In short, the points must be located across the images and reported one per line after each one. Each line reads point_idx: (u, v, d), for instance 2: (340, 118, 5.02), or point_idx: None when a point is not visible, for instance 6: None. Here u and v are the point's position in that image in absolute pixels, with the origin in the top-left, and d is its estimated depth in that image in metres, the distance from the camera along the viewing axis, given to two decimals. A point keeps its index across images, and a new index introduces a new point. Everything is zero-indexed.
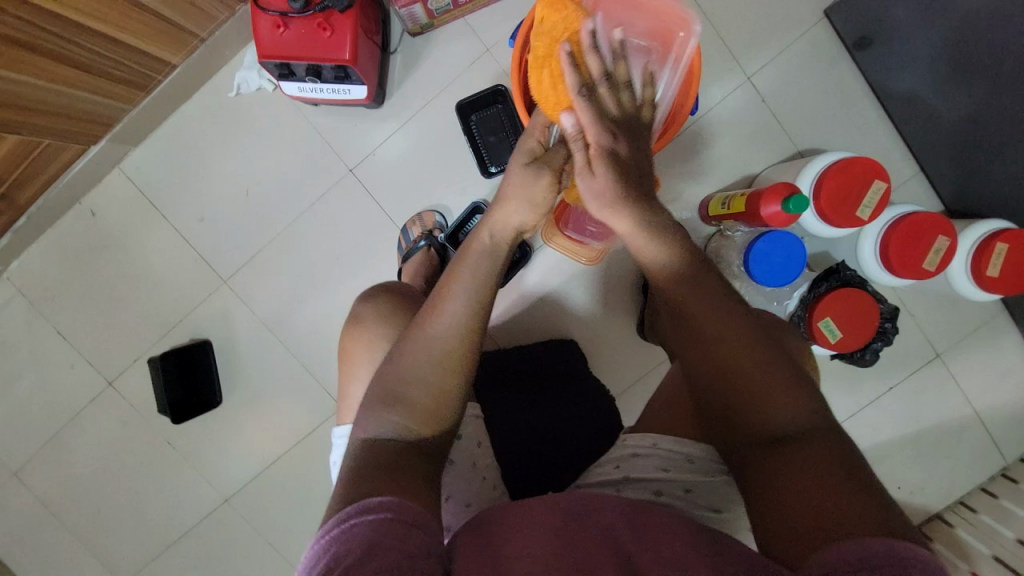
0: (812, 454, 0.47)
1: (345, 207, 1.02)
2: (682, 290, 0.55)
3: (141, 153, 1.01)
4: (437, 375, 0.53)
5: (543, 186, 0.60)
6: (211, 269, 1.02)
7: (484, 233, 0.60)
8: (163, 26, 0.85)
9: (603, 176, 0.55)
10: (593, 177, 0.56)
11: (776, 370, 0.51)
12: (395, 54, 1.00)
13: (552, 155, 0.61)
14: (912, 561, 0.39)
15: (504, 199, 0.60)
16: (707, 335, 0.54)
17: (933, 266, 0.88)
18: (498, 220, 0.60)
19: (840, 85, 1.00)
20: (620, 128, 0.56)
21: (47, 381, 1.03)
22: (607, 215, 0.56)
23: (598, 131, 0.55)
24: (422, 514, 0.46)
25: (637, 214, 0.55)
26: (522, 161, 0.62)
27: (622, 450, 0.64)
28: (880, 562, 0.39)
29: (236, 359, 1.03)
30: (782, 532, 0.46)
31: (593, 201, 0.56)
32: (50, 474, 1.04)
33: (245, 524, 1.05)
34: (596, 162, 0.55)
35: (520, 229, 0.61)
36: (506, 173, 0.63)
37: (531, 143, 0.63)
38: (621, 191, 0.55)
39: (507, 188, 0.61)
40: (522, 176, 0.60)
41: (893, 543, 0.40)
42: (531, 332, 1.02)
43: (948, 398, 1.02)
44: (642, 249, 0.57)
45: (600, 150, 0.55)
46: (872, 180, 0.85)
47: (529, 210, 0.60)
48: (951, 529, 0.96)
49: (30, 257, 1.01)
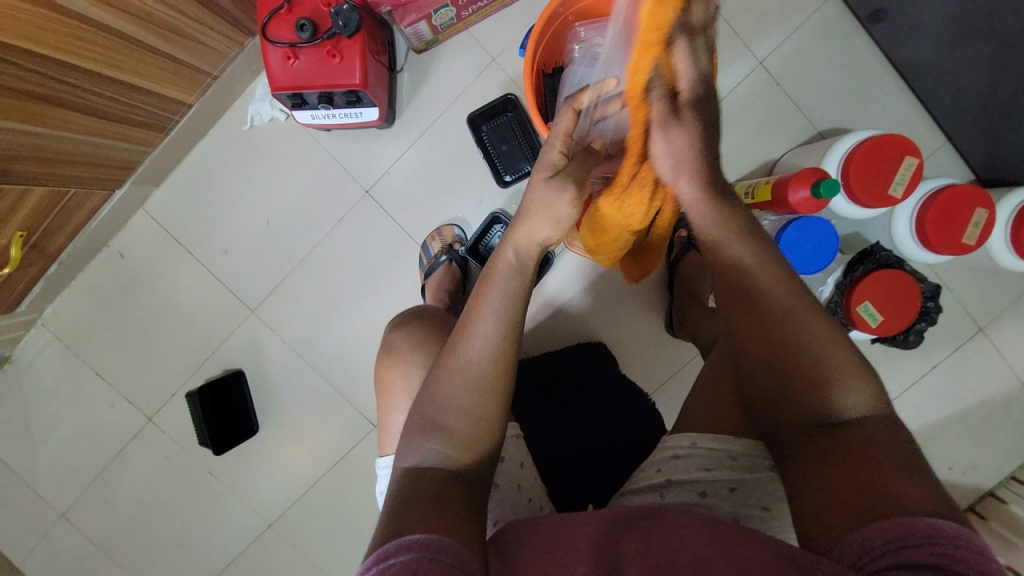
0: (867, 443, 0.45)
1: (363, 228, 1.02)
2: (729, 282, 0.53)
3: (163, 192, 1.03)
4: (474, 401, 0.53)
5: (567, 202, 0.59)
6: (237, 299, 1.04)
7: (508, 251, 0.59)
8: (177, 68, 0.87)
9: (688, 130, 0.54)
10: (680, 127, 0.54)
11: (826, 360, 0.49)
12: (401, 72, 1.00)
13: (576, 169, 0.60)
14: (957, 540, 0.36)
15: (527, 215, 0.59)
16: (757, 330, 0.51)
17: (972, 240, 0.85)
18: (522, 236, 0.59)
19: (856, 61, 0.97)
20: (708, 83, 0.54)
21: (90, 422, 1.05)
22: (674, 173, 0.56)
23: (694, 78, 0.53)
24: (460, 552, 0.43)
25: (705, 175, 0.55)
26: (543, 175, 0.60)
27: (663, 453, 0.61)
28: (918, 543, 0.36)
29: (268, 386, 1.05)
30: (818, 520, 0.43)
31: (675, 157, 0.55)
32: (98, 512, 1.06)
33: (289, 548, 1.07)
34: (683, 113, 0.54)
35: (544, 245, 0.60)
36: (527, 187, 0.61)
37: (553, 154, 0.61)
38: (696, 151, 0.54)
39: (529, 204, 0.59)
40: (543, 192, 0.59)
41: (933, 521, 0.37)
42: (558, 338, 1.00)
43: (995, 372, 0.98)
44: (700, 219, 0.55)
45: (687, 98, 0.54)
46: (903, 156, 0.82)
47: (553, 227, 0.59)
48: (1007, 507, 0.93)
49: (64, 302, 1.04)
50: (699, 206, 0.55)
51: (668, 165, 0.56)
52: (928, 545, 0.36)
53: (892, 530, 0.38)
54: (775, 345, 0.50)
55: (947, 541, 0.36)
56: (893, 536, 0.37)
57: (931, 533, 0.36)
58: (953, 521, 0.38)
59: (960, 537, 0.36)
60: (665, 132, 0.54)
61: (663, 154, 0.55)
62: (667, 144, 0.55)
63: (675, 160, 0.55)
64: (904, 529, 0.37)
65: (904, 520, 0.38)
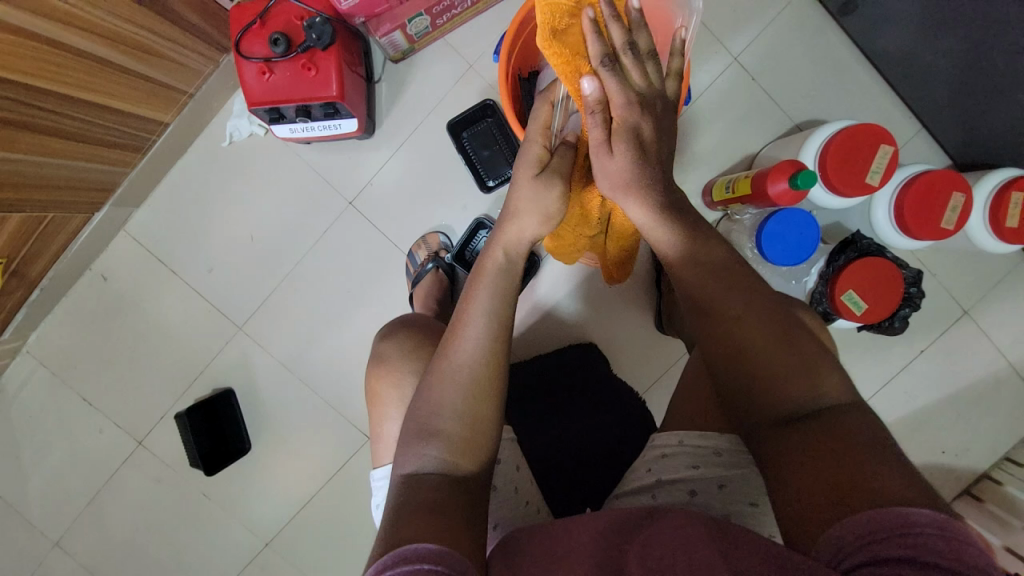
0: (854, 425, 0.45)
1: (348, 240, 1.02)
2: (701, 278, 0.54)
3: (145, 212, 1.02)
4: (467, 402, 0.53)
5: (553, 198, 0.61)
6: (225, 317, 1.03)
7: (497, 250, 0.60)
8: (152, 87, 0.87)
9: (622, 157, 0.56)
10: (611, 155, 0.57)
11: (809, 345, 0.50)
12: (379, 82, 1.00)
13: (558, 164, 0.61)
14: (925, 529, 0.36)
15: (514, 213, 0.61)
16: (734, 321, 0.51)
17: (951, 224, 0.86)
18: (510, 236, 0.60)
19: (829, 53, 0.98)
20: (644, 101, 0.56)
21: (79, 448, 1.04)
22: (623, 199, 0.58)
23: (623, 102, 0.55)
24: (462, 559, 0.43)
25: (654, 201, 0.57)
26: (529, 172, 0.62)
27: (652, 452, 0.61)
28: (891, 533, 0.37)
29: (260, 403, 1.04)
30: (805, 508, 0.43)
31: (614, 182, 0.58)
32: (91, 540, 1.04)
33: (288, 566, 1.05)
34: (615, 139, 0.56)
35: (533, 242, 0.62)
36: (511, 186, 0.63)
37: (536, 149, 0.62)
38: (636, 174, 0.56)
39: (515, 203, 0.61)
40: (530, 190, 0.61)
41: (907, 510, 0.38)
42: (549, 340, 1.00)
43: (981, 353, 0.99)
44: (655, 236, 0.58)
45: (624, 125, 0.56)
46: (878, 145, 0.83)
47: (540, 224, 0.61)
48: (1002, 488, 0.93)
49: (48, 328, 1.02)
50: (649, 224, 0.57)
51: (613, 188, 0.58)
52: (899, 538, 0.37)
53: (865, 524, 0.38)
54: (758, 322, 0.51)
55: (919, 530, 0.37)
56: (866, 530, 0.38)
57: (904, 524, 0.37)
58: (929, 508, 0.38)
59: (933, 525, 0.37)
60: (599, 157, 0.57)
61: (601, 178, 0.59)
62: (602, 170, 0.58)
63: (615, 183, 0.58)
64: (878, 521, 0.38)
65: (877, 512, 0.38)
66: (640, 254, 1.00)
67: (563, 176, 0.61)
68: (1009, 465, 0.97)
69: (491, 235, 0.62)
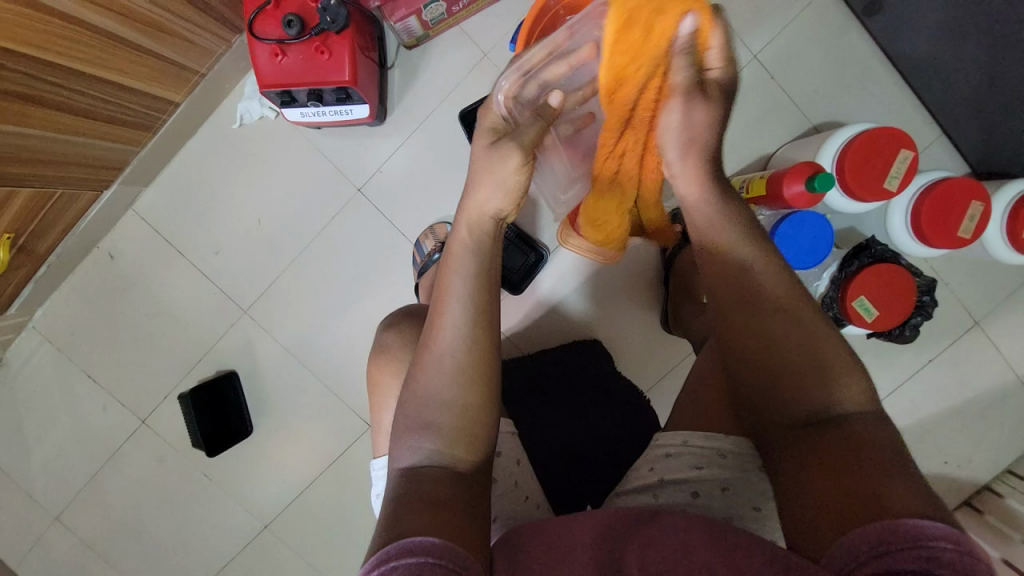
0: (869, 437, 0.44)
1: (356, 227, 1.02)
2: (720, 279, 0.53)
3: (153, 191, 1.02)
4: (454, 390, 0.52)
5: (511, 171, 0.58)
6: (230, 300, 1.03)
7: (462, 231, 0.59)
8: (163, 66, 0.86)
9: (707, 117, 0.57)
10: (698, 109, 0.57)
11: (829, 351, 0.48)
12: (392, 68, 0.99)
13: (516, 133, 0.60)
14: (941, 545, 0.36)
15: (476, 185, 0.59)
16: (750, 326, 0.51)
17: (968, 233, 0.84)
18: (473, 210, 0.59)
19: (851, 54, 0.96)
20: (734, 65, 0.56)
21: (82, 424, 1.04)
22: (686, 159, 0.59)
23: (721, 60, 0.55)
24: (465, 557, 0.42)
25: (708, 173, 0.58)
26: (485, 142, 0.61)
27: (655, 452, 0.60)
28: (907, 546, 0.36)
29: (263, 386, 1.04)
30: (816, 522, 0.42)
31: (686, 138, 0.58)
32: (92, 515, 1.05)
33: (286, 548, 1.06)
34: (707, 92, 0.57)
35: (498, 217, 0.60)
36: (471, 158, 0.62)
37: (490, 121, 0.63)
38: (706, 137, 0.57)
39: (476, 174, 0.60)
40: (488, 161, 0.59)
41: (923, 523, 0.37)
42: (553, 335, 1.00)
43: (989, 365, 0.98)
44: (707, 211, 0.57)
45: (716, 82, 0.56)
46: (898, 150, 0.82)
47: (502, 196, 0.59)
48: (1003, 500, 0.93)
49: (54, 303, 1.03)
50: (698, 193, 0.58)
51: (683, 146, 0.58)
52: (914, 549, 0.36)
53: (879, 534, 0.38)
54: (778, 329, 0.49)
55: (934, 543, 0.36)
56: (881, 540, 0.37)
57: (920, 536, 0.36)
58: (942, 522, 0.37)
59: (949, 539, 0.36)
60: (687, 102, 0.57)
61: (681, 126, 0.58)
62: (684, 128, 0.58)
63: (689, 137, 0.58)
64: (896, 532, 0.37)
65: (893, 523, 0.38)
66: (649, 252, 0.99)
67: (518, 145, 0.59)
68: (1011, 478, 0.96)
69: (457, 214, 0.61)
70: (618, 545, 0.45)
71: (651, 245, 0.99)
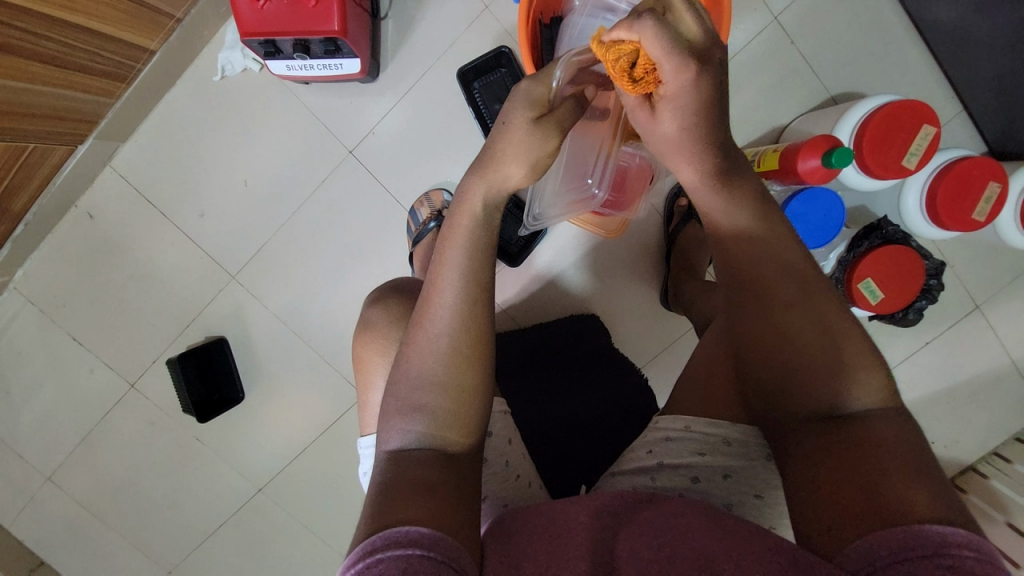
0: (882, 436, 0.43)
1: (348, 191, 0.97)
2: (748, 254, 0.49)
3: (132, 147, 0.96)
4: (448, 371, 0.50)
5: (545, 152, 0.56)
6: (218, 265, 0.99)
7: (477, 200, 0.55)
8: (135, 9, 0.80)
9: (673, 123, 0.51)
10: (658, 123, 0.52)
11: (848, 346, 0.46)
12: (385, 20, 0.92)
13: (554, 111, 0.56)
14: (960, 552, 0.35)
15: (498, 155, 0.55)
16: (775, 313, 0.48)
17: (982, 216, 0.81)
18: (493, 181, 0.55)
19: (874, 19, 0.91)
20: (694, 60, 0.46)
21: (70, 387, 1.03)
22: (671, 161, 0.54)
23: (673, 68, 0.46)
24: (457, 549, 0.41)
25: (707, 161, 0.52)
26: (527, 113, 0.55)
27: (655, 434, 0.59)
28: (927, 553, 0.35)
29: (253, 354, 1.02)
30: (823, 522, 0.41)
31: (666, 148, 0.53)
32: (83, 477, 1.05)
33: (280, 511, 1.07)
34: (662, 107, 0.50)
35: (516, 190, 0.57)
36: (502, 124, 0.56)
37: (538, 92, 0.56)
38: (689, 140, 0.51)
39: (501, 145, 0.55)
40: (519, 135, 0.55)
41: (939, 529, 0.36)
42: (550, 309, 0.98)
43: (986, 348, 0.98)
44: (702, 200, 0.53)
45: (671, 93, 0.48)
46: (920, 125, 0.78)
47: (525, 171, 0.56)
48: (987, 481, 0.94)
49: (33, 264, 0.99)
50: (699, 188, 0.53)
51: (662, 153, 0.54)
52: (935, 558, 0.35)
53: (899, 540, 0.37)
54: (800, 319, 0.47)
55: (955, 551, 0.35)
56: (900, 546, 0.36)
57: (939, 544, 0.35)
58: (960, 528, 0.37)
59: (969, 546, 0.35)
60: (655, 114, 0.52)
61: (649, 139, 0.55)
62: (648, 132, 0.54)
63: (660, 148, 0.54)
64: (914, 540, 0.36)
65: (913, 529, 0.37)
66: (652, 226, 0.96)
67: (558, 125, 0.56)
68: (996, 460, 0.97)
69: (469, 177, 0.56)
70: (617, 535, 0.44)
71: (654, 220, 0.96)
